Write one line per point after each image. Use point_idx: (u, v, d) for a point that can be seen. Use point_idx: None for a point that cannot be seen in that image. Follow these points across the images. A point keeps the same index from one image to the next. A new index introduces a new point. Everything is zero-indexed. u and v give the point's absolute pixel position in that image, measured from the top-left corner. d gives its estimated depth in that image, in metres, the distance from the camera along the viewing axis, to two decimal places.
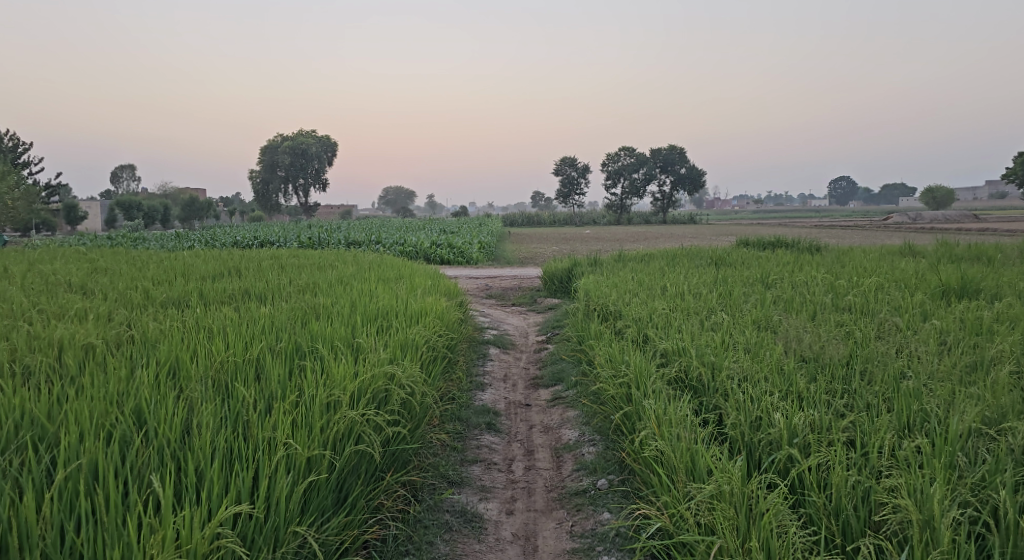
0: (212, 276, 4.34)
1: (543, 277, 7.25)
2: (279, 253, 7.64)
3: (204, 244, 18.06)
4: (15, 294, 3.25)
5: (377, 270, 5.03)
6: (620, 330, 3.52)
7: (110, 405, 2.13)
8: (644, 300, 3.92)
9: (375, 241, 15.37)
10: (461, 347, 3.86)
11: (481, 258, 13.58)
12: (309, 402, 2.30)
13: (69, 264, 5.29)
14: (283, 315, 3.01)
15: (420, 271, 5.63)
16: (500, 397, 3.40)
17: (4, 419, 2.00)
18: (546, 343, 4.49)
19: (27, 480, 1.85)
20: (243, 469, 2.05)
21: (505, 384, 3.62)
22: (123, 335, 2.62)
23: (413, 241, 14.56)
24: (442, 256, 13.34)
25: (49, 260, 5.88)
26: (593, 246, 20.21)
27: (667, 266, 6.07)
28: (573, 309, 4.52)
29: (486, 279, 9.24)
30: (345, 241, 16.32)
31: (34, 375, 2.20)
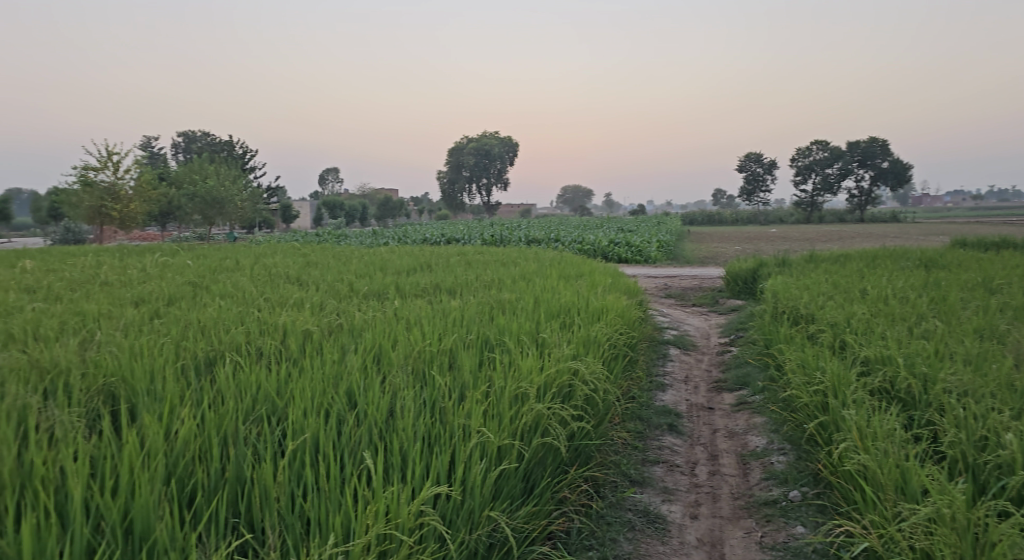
0: (406, 269, 4.69)
1: (725, 277, 7.09)
2: (470, 251, 8.17)
3: (400, 240, 19.71)
4: (248, 283, 3.72)
5: (558, 267, 5.17)
6: (813, 335, 3.34)
7: (326, 385, 2.35)
8: (840, 304, 3.68)
9: (553, 241, 16.04)
10: (641, 346, 3.84)
11: (661, 257, 13.57)
12: (499, 392, 2.39)
13: (290, 257, 6.02)
14: (474, 309, 3.16)
15: (601, 268, 5.74)
16: (682, 399, 3.36)
17: (245, 394, 2.27)
18: (729, 345, 4.35)
19: (264, 449, 2.09)
20: (441, 452, 2.17)
21: (687, 385, 3.56)
22: (334, 322, 2.88)
23: (592, 239, 14.97)
24: (618, 254, 13.53)
25: (270, 254, 6.71)
26: (778, 245, 19.00)
27: (864, 267, 5.64)
28: (760, 311, 4.33)
29: (664, 279, 9.09)
30: (525, 238, 17.11)
31: (264, 355, 2.48)
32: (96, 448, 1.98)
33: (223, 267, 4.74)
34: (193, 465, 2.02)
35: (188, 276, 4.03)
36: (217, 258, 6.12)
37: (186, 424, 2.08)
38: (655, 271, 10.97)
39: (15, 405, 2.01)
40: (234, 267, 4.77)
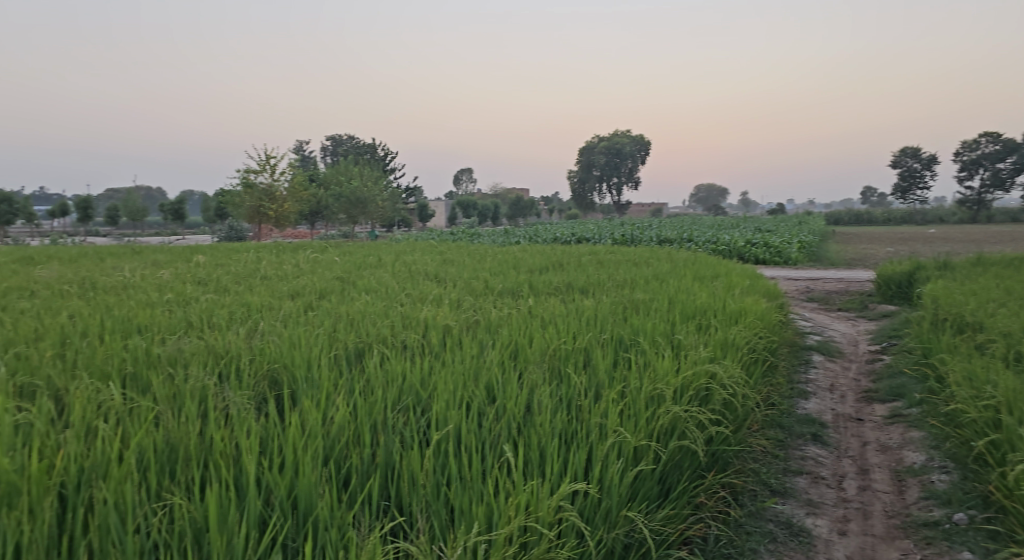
0: (539, 268, 4.81)
1: (876, 281, 6.70)
2: (601, 251, 8.28)
3: (533, 240, 20.23)
4: (391, 278, 3.95)
5: (694, 268, 5.12)
6: (982, 346, 3.07)
7: (467, 378, 2.43)
8: (1014, 313, 3.36)
9: (686, 242, 16.03)
10: (781, 351, 3.70)
11: (802, 259, 13.12)
12: (634, 393, 2.38)
13: (429, 255, 6.40)
14: (607, 308, 3.18)
15: (739, 270, 5.62)
16: (827, 408, 3.20)
17: (392, 385, 2.39)
18: (881, 354, 4.10)
19: (410, 437, 2.19)
20: (578, 450, 2.19)
21: (833, 394, 3.40)
22: (471, 318, 2.99)
23: (726, 241, 14.78)
24: (756, 256, 13.29)
25: (411, 251, 7.13)
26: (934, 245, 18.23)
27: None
28: (916, 318, 4.03)
29: (806, 282, 8.81)
30: (656, 238, 17.24)
31: (409, 348, 2.61)
32: (263, 428, 2.15)
33: (364, 264, 5.06)
34: (349, 449, 2.16)
35: (336, 272, 4.34)
36: (360, 256, 6.55)
37: (341, 410, 2.21)
38: (796, 273, 10.64)
39: (197, 385, 2.24)
40: (376, 264, 5.09)
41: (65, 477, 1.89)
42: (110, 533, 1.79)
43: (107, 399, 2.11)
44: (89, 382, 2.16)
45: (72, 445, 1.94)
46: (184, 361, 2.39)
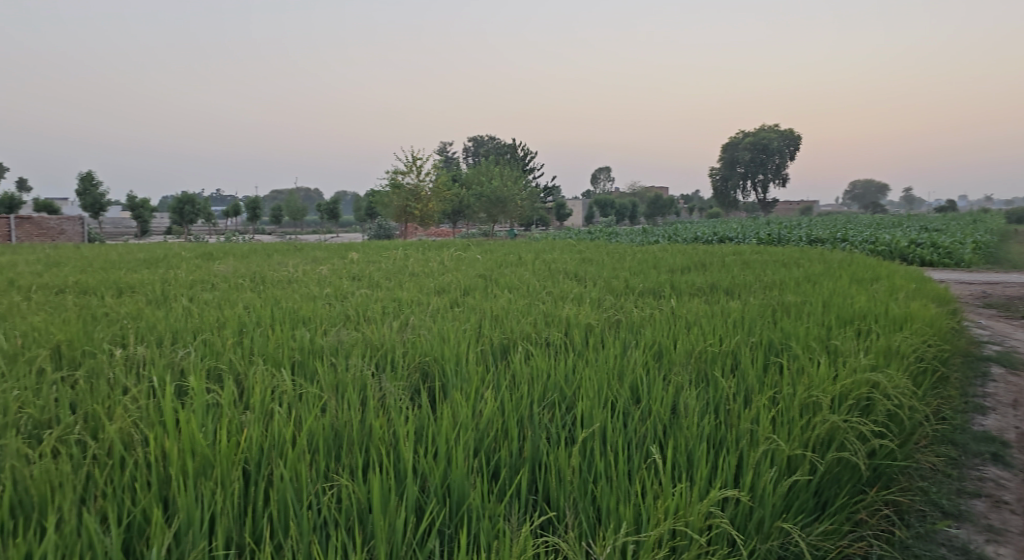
0: (680, 271, 4.87)
1: None
2: (746, 251, 8.15)
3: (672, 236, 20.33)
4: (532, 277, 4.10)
5: (849, 271, 4.93)
6: None
7: (611, 377, 2.44)
8: None
9: (842, 242, 15.44)
10: (953, 361, 3.43)
11: (977, 260, 12.23)
12: (787, 400, 2.29)
13: (571, 255, 6.66)
14: (754, 310, 3.13)
15: (901, 273, 5.35)
16: (1009, 425, 2.93)
17: (538, 381, 2.43)
18: None
19: (556, 433, 2.23)
20: (727, 456, 2.13)
21: (1015, 411, 3.11)
22: (613, 318, 3.03)
23: (884, 241, 14.05)
24: (923, 256, 12.54)
25: (552, 252, 7.40)
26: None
27: None
28: None
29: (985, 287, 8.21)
30: (807, 238, 16.90)
31: (553, 345, 2.67)
32: (418, 418, 2.26)
33: (506, 262, 5.42)
34: (497, 442, 2.22)
35: (476, 270, 4.57)
36: (500, 255, 6.81)
37: (489, 403, 2.28)
38: (974, 277, 9.94)
39: (358, 374, 2.39)
40: (519, 263, 5.34)
41: (249, 454, 2.07)
42: (286, 508, 1.95)
43: (280, 383, 2.29)
44: (265, 368, 2.37)
45: (253, 426, 2.12)
46: (344, 351, 2.56)
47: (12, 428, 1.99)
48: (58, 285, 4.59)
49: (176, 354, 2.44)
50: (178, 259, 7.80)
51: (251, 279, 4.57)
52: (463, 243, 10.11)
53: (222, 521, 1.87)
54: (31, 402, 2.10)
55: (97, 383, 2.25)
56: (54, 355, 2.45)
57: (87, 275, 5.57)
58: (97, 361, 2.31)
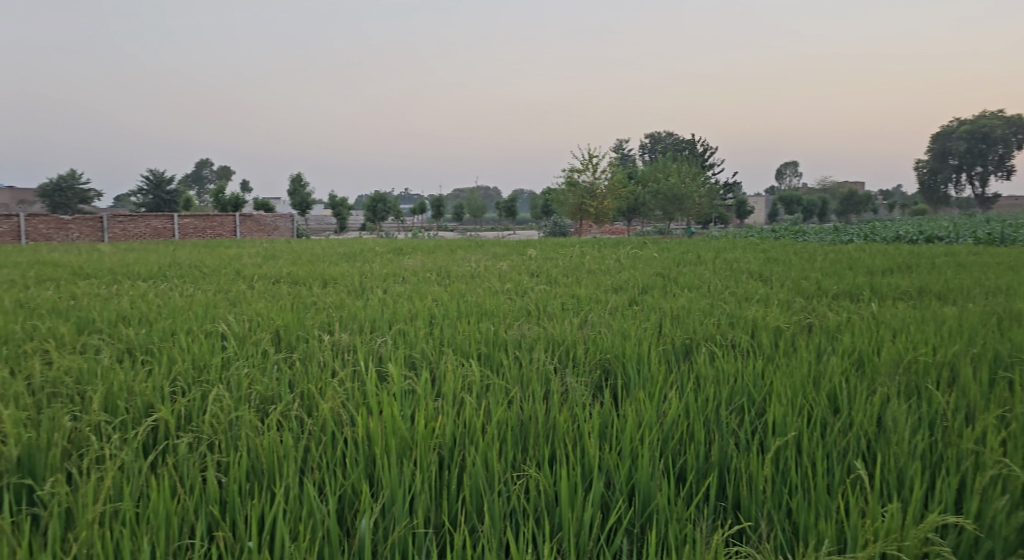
0: (878, 273, 5.12)
1: None
2: (952, 253, 7.68)
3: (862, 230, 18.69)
4: (718, 281, 4.29)
5: None
6: None
7: (807, 384, 2.33)
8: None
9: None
10: None
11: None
12: (1020, 422, 2.05)
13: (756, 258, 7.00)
14: (973, 318, 3.02)
15: None
16: None
17: (726, 384, 2.38)
18: None
19: (745, 438, 2.15)
20: (945, 477, 1.91)
21: None
22: (804, 322, 3.01)
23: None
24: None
25: (736, 256, 7.52)
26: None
27: None
28: None
29: None
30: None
31: (742, 348, 2.65)
32: (601, 415, 2.27)
33: (686, 262, 6.49)
34: (683, 443, 2.17)
35: (655, 273, 4.85)
36: (672, 258, 7.03)
37: (674, 403, 2.25)
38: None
39: (544, 366, 2.48)
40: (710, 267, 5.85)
41: (443, 439, 2.19)
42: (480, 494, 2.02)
43: (469, 373, 2.42)
44: (455, 360, 2.52)
45: (447, 412, 2.25)
46: (528, 343, 2.68)
47: (245, 401, 2.25)
48: (272, 275, 5.30)
49: (376, 341, 2.66)
50: (367, 255, 8.77)
51: (427, 276, 4.95)
52: (619, 246, 10.25)
53: (421, 501, 1.99)
54: (258, 379, 2.37)
55: (311, 365, 2.51)
56: (275, 338, 2.78)
57: (291, 268, 6.36)
58: (312, 345, 2.58)
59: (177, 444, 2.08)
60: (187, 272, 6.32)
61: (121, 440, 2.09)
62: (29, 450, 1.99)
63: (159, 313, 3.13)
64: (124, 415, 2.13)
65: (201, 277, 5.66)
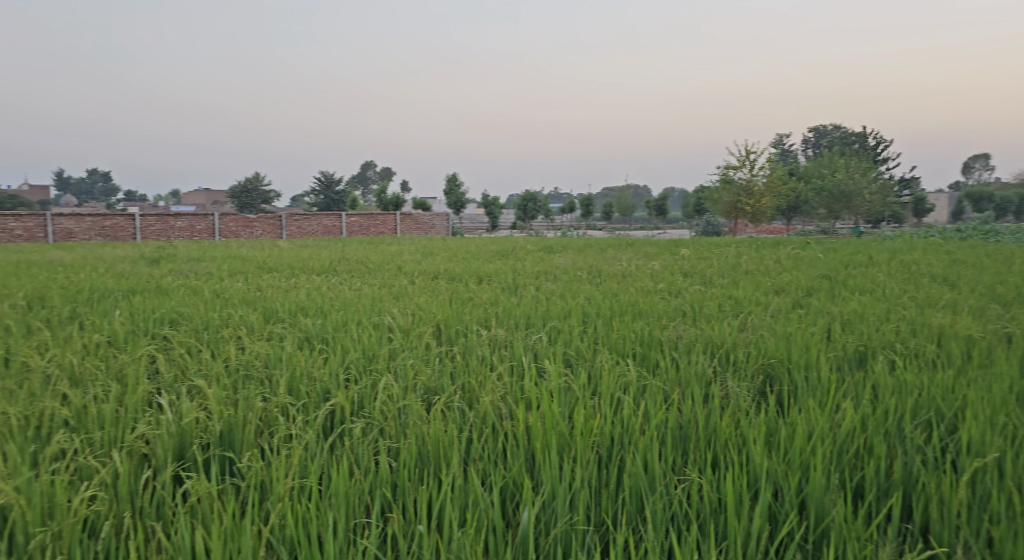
0: None
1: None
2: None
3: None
4: (895, 286, 4.13)
5: None
6: None
7: (1006, 401, 2.13)
8: None
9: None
10: None
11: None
12: None
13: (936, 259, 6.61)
14: None
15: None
16: None
17: (909, 396, 2.23)
18: None
19: (933, 456, 1.97)
20: None
21: None
22: (999, 330, 2.81)
23: None
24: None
25: (911, 256, 7.13)
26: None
27: None
28: None
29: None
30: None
31: (926, 358, 2.50)
32: (767, 422, 2.19)
33: (853, 265, 6.17)
34: (862, 457, 2.04)
35: (818, 276, 4.78)
36: (832, 260, 6.81)
37: (849, 414, 2.13)
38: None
39: (702, 369, 2.48)
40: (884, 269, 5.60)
41: (602, 439, 2.21)
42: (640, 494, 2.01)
43: (626, 373, 2.44)
44: (610, 359, 2.54)
45: (606, 411, 2.28)
46: (687, 345, 2.71)
47: (411, 391, 2.39)
48: (431, 272, 5.77)
49: (531, 338, 2.75)
50: (517, 254, 9.28)
51: (570, 276, 5.09)
52: (763, 248, 9.91)
53: (582, 498, 2.00)
54: (422, 370, 2.52)
55: (470, 359, 2.63)
56: (437, 332, 2.95)
57: (443, 265, 6.78)
58: (470, 339, 2.71)
59: (352, 428, 2.25)
60: (354, 267, 6.95)
61: (304, 422, 2.28)
62: (229, 426, 2.23)
63: (332, 304, 3.43)
64: (306, 399, 2.34)
65: (364, 272, 6.19)
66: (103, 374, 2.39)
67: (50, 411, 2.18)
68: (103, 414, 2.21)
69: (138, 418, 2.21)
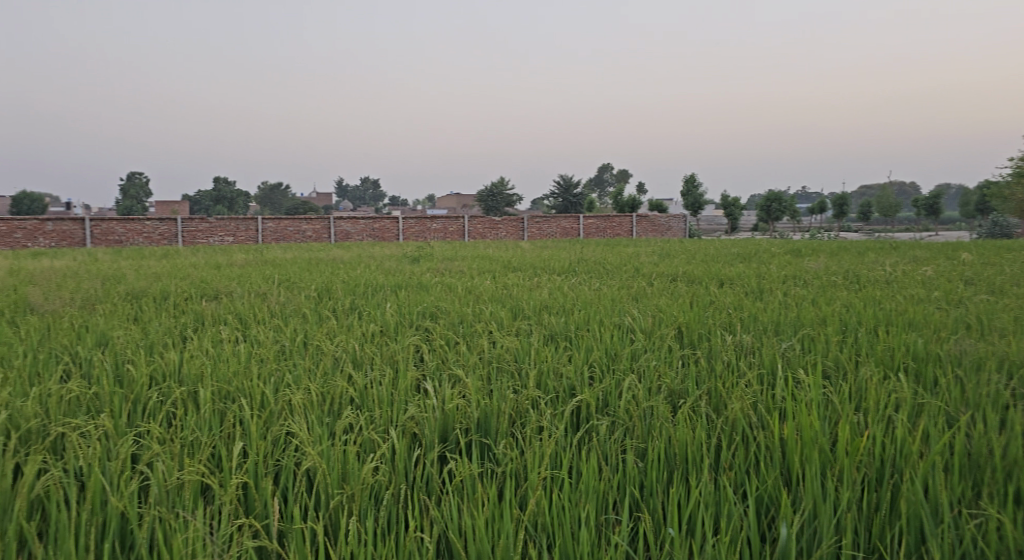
0: None
1: None
2: None
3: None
4: None
5: None
6: None
7: None
8: None
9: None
10: None
11: None
12: None
13: None
14: None
15: None
16: None
17: None
18: None
19: None
20: None
21: None
22: None
23: None
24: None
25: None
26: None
27: None
28: None
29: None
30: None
31: None
32: None
33: None
34: None
35: None
36: None
37: None
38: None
39: (994, 391, 2.23)
40: None
41: (869, 458, 2.04)
42: (918, 524, 1.82)
43: (897, 391, 2.27)
44: (875, 374, 2.39)
45: (875, 428, 2.11)
46: (975, 363, 2.48)
47: (655, 393, 2.45)
48: (669, 274, 6.14)
49: (779, 346, 2.74)
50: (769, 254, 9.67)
51: (817, 283, 4.90)
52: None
53: (850, 521, 1.83)
54: (665, 374, 2.58)
55: (714, 364, 2.65)
56: (678, 335, 3.07)
57: (683, 268, 6.81)
58: (713, 344, 2.79)
59: (599, 426, 2.36)
60: (592, 267, 7.38)
61: (554, 415, 2.44)
62: (485, 414, 2.45)
63: (572, 304, 3.76)
64: (555, 393, 2.51)
65: (602, 273, 6.45)
66: (379, 359, 2.78)
67: (341, 389, 2.56)
68: (382, 395, 2.55)
69: (408, 401, 2.51)
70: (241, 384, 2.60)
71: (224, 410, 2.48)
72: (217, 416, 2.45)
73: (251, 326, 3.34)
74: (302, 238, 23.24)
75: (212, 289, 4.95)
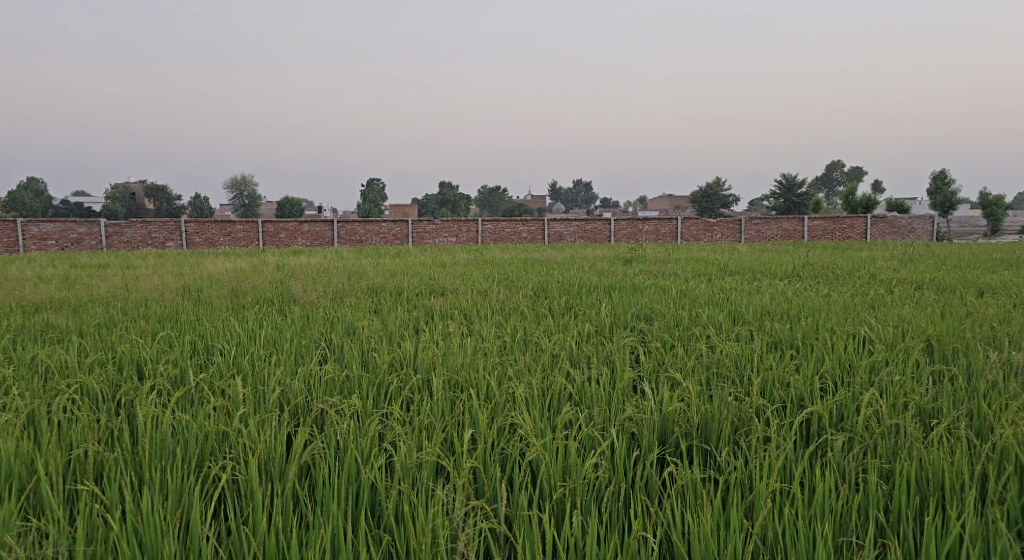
0: None
1: None
2: None
3: None
4: None
5: None
6: None
7: None
8: None
9: None
10: None
11: None
12: None
13: None
14: None
15: None
16: None
17: None
18: None
19: None
20: None
21: None
22: None
23: None
24: None
25: None
26: None
27: None
28: None
29: None
30: None
31: None
32: None
33: None
34: None
35: None
36: None
37: None
38: None
39: None
40: None
41: None
42: None
43: None
44: None
45: None
46: None
47: (900, 411, 2.37)
48: (913, 280, 5.69)
49: None
50: None
51: None
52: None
53: None
54: (914, 391, 2.50)
55: (976, 385, 2.54)
56: (927, 348, 3.04)
57: (933, 275, 6.10)
58: (974, 361, 2.69)
59: (834, 441, 2.25)
60: (820, 271, 7.00)
61: (780, 426, 2.45)
62: (705, 419, 2.49)
63: (797, 311, 3.86)
64: (782, 403, 2.56)
65: (832, 278, 6.13)
66: (596, 359, 3.07)
67: (560, 386, 2.78)
68: (600, 394, 2.71)
69: (625, 402, 2.64)
70: (467, 376, 2.94)
71: (453, 398, 2.78)
72: (448, 403, 2.73)
73: (474, 321, 3.81)
74: (520, 240, 23.86)
75: (440, 285, 5.40)
